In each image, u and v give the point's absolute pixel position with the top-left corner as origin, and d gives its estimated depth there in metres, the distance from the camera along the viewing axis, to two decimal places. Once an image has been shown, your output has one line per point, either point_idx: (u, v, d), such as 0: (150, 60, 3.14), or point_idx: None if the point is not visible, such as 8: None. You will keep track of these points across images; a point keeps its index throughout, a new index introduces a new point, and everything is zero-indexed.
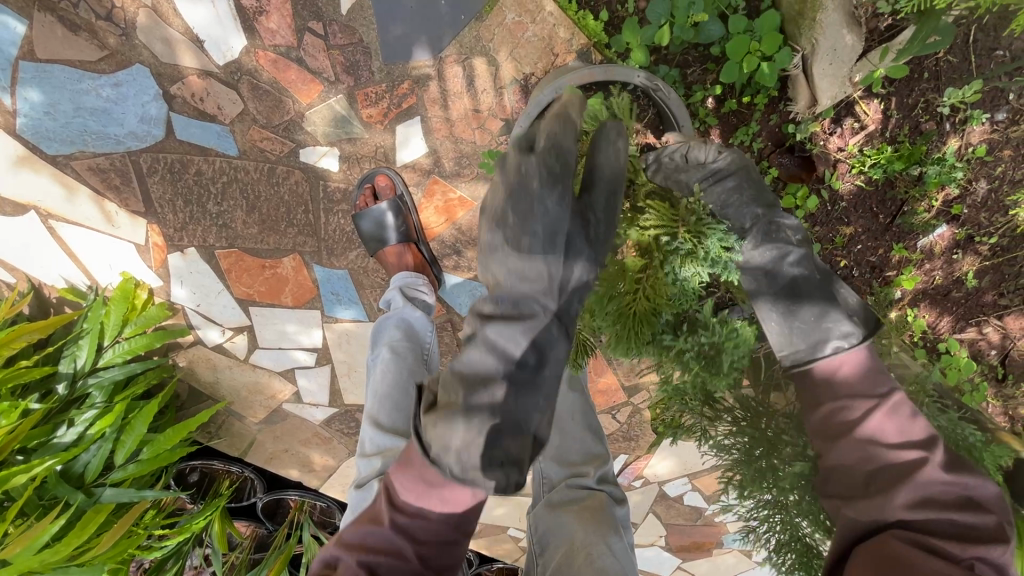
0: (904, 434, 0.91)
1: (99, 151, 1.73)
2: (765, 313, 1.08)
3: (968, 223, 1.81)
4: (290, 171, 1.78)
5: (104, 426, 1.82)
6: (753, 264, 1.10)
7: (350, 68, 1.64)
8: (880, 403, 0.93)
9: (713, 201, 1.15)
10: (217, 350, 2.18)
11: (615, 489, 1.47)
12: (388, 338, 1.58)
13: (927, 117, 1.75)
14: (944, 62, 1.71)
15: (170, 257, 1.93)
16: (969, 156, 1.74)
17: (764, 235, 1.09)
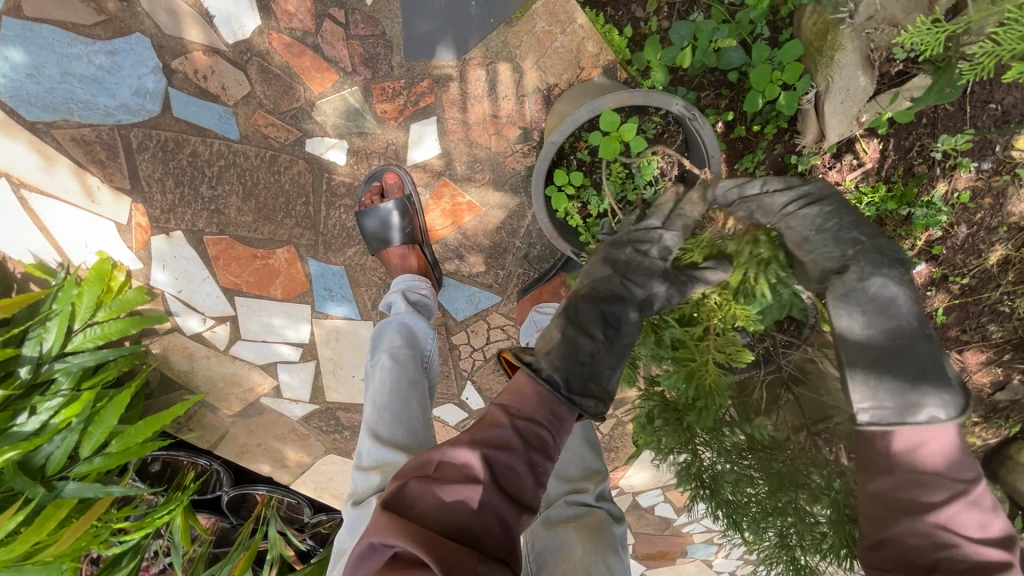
0: (983, 528, 0.90)
1: (85, 121, 1.61)
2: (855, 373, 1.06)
3: (945, 263, 1.85)
4: (293, 161, 1.70)
5: (70, 416, 1.70)
6: (849, 320, 1.07)
7: (368, 61, 1.58)
8: (965, 492, 0.93)
9: (800, 227, 1.15)
10: (195, 338, 2.07)
11: (612, 507, 1.44)
12: (388, 343, 1.52)
13: (920, 161, 1.76)
14: (941, 109, 1.70)
15: (154, 239, 1.81)
16: (953, 201, 1.77)
17: (860, 288, 1.07)
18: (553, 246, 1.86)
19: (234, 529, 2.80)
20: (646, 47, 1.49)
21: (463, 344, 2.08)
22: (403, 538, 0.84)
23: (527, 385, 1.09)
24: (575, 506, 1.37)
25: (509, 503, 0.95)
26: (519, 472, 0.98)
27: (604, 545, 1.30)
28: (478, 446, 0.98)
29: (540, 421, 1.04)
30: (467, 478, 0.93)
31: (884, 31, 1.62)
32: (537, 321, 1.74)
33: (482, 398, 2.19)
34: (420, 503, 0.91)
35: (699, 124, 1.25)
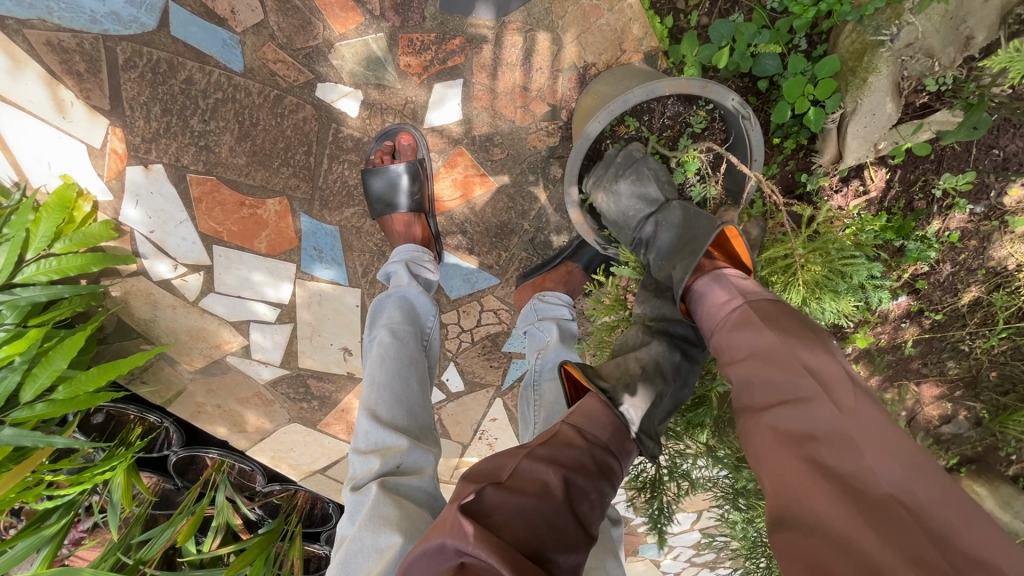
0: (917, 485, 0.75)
1: (66, 24, 1.41)
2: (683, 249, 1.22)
3: (924, 298, 1.88)
4: (300, 105, 1.56)
5: (13, 354, 1.52)
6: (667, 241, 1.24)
7: (399, 7, 1.46)
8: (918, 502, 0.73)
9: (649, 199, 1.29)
10: (162, 285, 1.89)
11: (610, 507, 1.46)
12: (387, 319, 1.49)
13: (921, 197, 1.79)
14: (949, 148, 1.72)
15: (130, 169, 1.63)
16: (943, 239, 1.80)
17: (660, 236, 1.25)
18: (561, 234, 1.80)
19: (177, 491, 2.62)
20: (683, 41, 1.44)
21: (452, 323, 2.00)
22: (487, 551, 0.76)
23: (599, 407, 1.06)
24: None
25: (580, 534, 0.89)
26: (590, 498, 0.94)
27: (602, 547, 1.30)
28: (557, 462, 0.93)
29: (610, 451, 1.01)
30: (546, 493, 0.88)
31: (919, 61, 1.62)
32: (539, 309, 1.67)
33: (462, 381, 2.11)
34: (499, 511, 0.84)
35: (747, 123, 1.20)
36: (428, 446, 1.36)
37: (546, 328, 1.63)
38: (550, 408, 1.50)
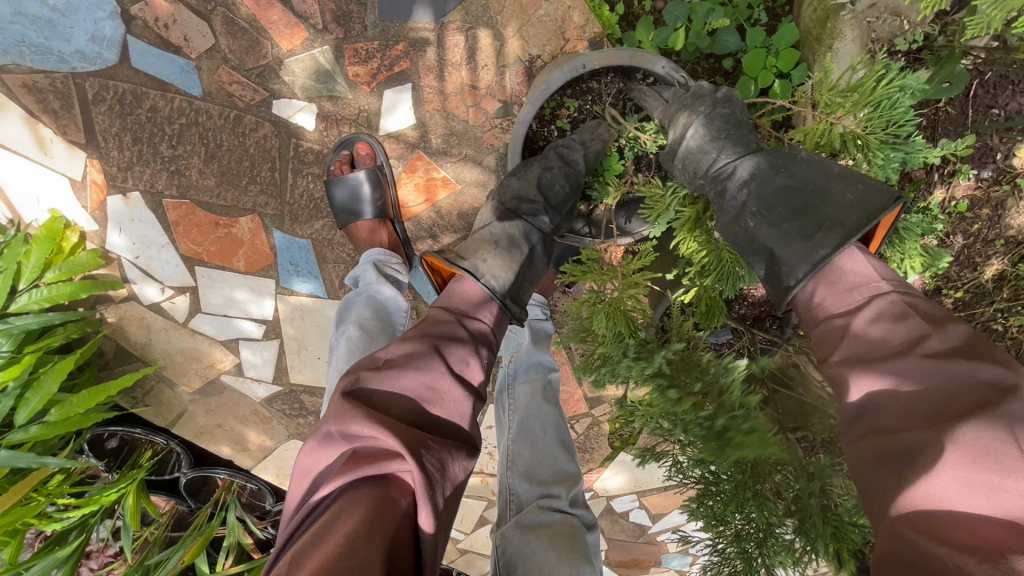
0: (887, 339, 0.77)
1: (38, 66, 1.51)
2: (833, 222, 0.89)
3: (938, 274, 1.74)
4: (258, 123, 1.61)
5: (6, 380, 1.60)
6: (832, 218, 0.90)
7: (341, 19, 1.50)
8: (919, 356, 0.73)
9: (774, 186, 0.97)
10: (153, 308, 1.97)
11: (586, 512, 1.35)
12: (357, 316, 1.48)
13: (918, 164, 1.65)
14: (943, 112, 1.58)
15: (110, 199, 1.72)
16: (951, 210, 1.65)
17: (833, 219, 0.89)
18: None
19: (191, 513, 2.67)
20: (638, 27, 1.42)
21: None
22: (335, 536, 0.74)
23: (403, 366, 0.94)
24: (547, 511, 1.27)
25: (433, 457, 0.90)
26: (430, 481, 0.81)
27: (578, 556, 1.19)
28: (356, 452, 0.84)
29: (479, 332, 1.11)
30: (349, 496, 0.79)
31: (885, 21, 1.53)
32: None
33: None
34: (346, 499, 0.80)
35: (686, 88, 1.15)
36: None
37: (518, 331, 1.60)
38: (523, 411, 1.45)
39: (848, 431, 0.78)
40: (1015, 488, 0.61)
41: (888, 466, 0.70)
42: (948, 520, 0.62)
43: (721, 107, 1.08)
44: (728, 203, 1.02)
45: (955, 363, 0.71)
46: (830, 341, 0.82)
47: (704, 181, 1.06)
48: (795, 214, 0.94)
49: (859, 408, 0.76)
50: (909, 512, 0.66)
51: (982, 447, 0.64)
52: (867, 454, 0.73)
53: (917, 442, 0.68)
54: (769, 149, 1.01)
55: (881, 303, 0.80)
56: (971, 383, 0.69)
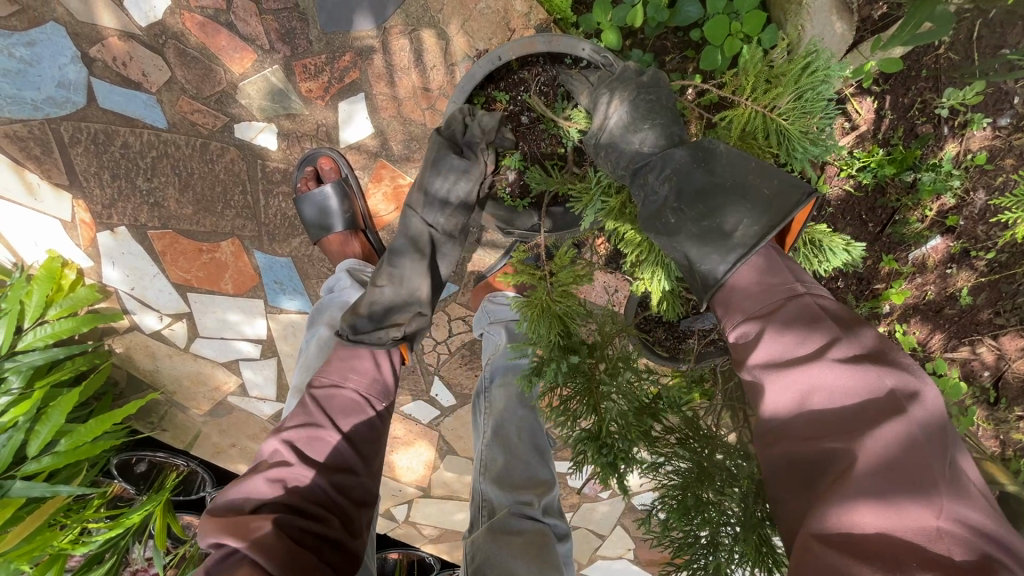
0: (798, 345, 0.82)
1: (16, 116, 1.60)
2: (748, 215, 0.97)
3: (964, 236, 1.55)
4: (224, 148, 1.65)
5: (17, 415, 1.69)
6: (745, 214, 0.97)
7: (286, 37, 1.51)
8: (831, 364, 0.78)
9: (695, 183, 1.03)
10: (155, 336, 2.03)
11: (559, 522, 1.33)
12: (329, 316, 1.48)
13: (923, 119, 1.48)
14: (944, 59, 1.43)
15: (100, 235, 1.80)
16: (967, 164, 1.47)
17: (748, 213, 0.97)
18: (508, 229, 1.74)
19: None
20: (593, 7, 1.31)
21: (425, 338, 2.03)
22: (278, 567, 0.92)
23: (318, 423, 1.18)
24: (519, 518, 1.24)
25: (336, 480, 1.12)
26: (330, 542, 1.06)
27: (548, 566, 1.17)
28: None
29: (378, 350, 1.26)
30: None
31: None
32: (490, 312, 1.63)
33: (453, 395, 2.14)
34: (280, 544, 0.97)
35: (613, 69, 1.19)
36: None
37: (496, 332, 1.58)
38: (500, 414, 1.46)
39: (767, 438, 0.83)
40: (918, 497, 0.67)
41: (805, 473, 0.76)
42: (857, 530, 0.67)
43: (646, 92, 1.12)
44: (650, 197, 1.06)
45: (863, 370, 0.76)
46: (748, 345, 0.89)
47: (627, 174, 1.11)
48: (710, 210, 1.00)
49: (778, 418, 0.82)
50: (824, 522, 0.70)
51: (886, 457, 0.70)
52: (782, 463, 0.79)
53: (829, 452, 0.74)
54: (694, 144, 1.06)
55: (793, 308, 0.86)
56: (878, 393, 0.74)
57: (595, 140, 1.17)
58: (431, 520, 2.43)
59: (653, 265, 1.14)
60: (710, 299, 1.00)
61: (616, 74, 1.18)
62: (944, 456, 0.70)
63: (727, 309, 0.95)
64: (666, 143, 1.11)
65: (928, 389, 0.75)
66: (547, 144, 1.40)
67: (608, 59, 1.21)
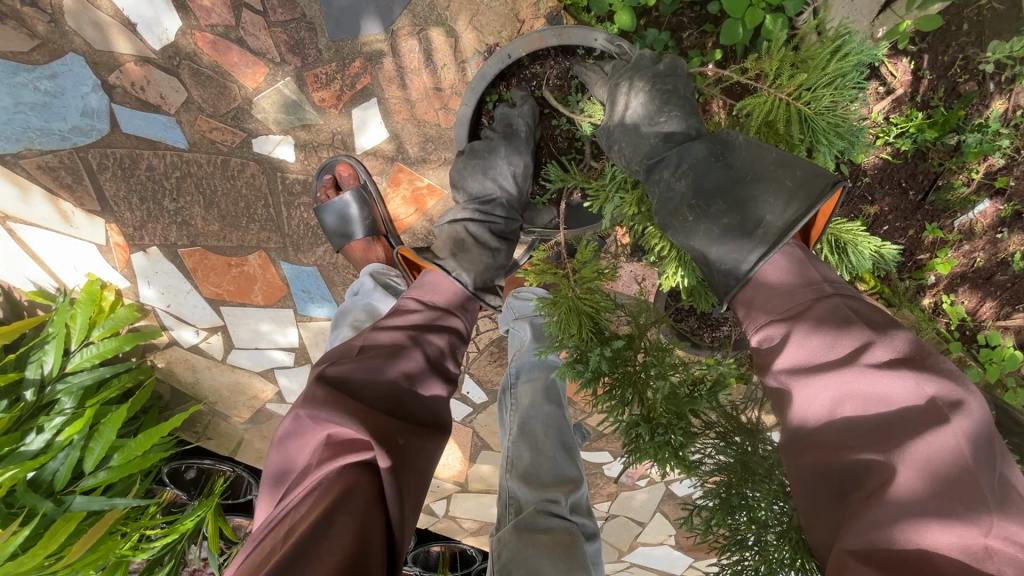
0: (828, 349, 0.79)
1: (46, 148, 1.64)
2: (774, 208, 0.92)
3: (1016, 197, 1.43)
4: (244, 163, 1.66)
5: (72, 433, 1.77)
6: (769, 208, 0.93)
7: (295, 48, 1.51)
8: (864, 369, 0.75)
9: (716, 176, 0.99)
10: (193, 350, 2.08)
11: (587, 521, 1.32)
12: (352, 318, 1.44)
13: (966, 77, 1.37)
14: (988, 9, 1.34)
15: (134, 257, 1.85)
16: (1017, 120, 1.37)
17: (773, 206, 0.93)
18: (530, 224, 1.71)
19: None
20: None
21: None
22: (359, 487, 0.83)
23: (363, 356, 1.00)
24: (546, 516, 1.24)
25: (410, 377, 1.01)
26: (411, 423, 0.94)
27: (576, 566, 1.16)
28: (329, 441, 0.89)
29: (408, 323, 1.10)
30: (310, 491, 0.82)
31: None
32: (514, 308, 1.61)
33: (483, 391, 2.15)
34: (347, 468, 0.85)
35: (628, 59, 1.16)
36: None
37: (520, 328, 1.56)
38: (526, 411, 1.45)
39: (794, 447, 0.80)
40: (966, 514, 0.63)
41: (838, 486, 0.73)
42: (895, 547, 0.65)
43: (662, 81, 1.09)
44: (666, 191, 1.03)
45: (900, 375, 0.73)
46: (772, 348, 0.86)
47: (643, 168, 1.08)
48: (733, 204, 0.96)
49: (805, 427, 0.79)
50: (860, 539, 0.67)
51: (928, 472, 0.66)
52: (811, 474, 0.76)
53: (865, 464, 0.71)
54: (713, 136, 1.03)
55: (823, 309, 0.83)
56: (918, 400, 0.71)
57: (608, 132, 1.14)
58: (470, 513, 2.46)
59: (676, 260, 1.11)
60: (731, 298, 0.96)
61: (631, 63, 1.14)
62: (991, 468, 0.67)
63: (750, 308, 0.92)
64: (682, 135, 1.07)
65: (972, 396, 0.71)
66: (562, 141, 1.38)
67: (622, 49, 1.17)
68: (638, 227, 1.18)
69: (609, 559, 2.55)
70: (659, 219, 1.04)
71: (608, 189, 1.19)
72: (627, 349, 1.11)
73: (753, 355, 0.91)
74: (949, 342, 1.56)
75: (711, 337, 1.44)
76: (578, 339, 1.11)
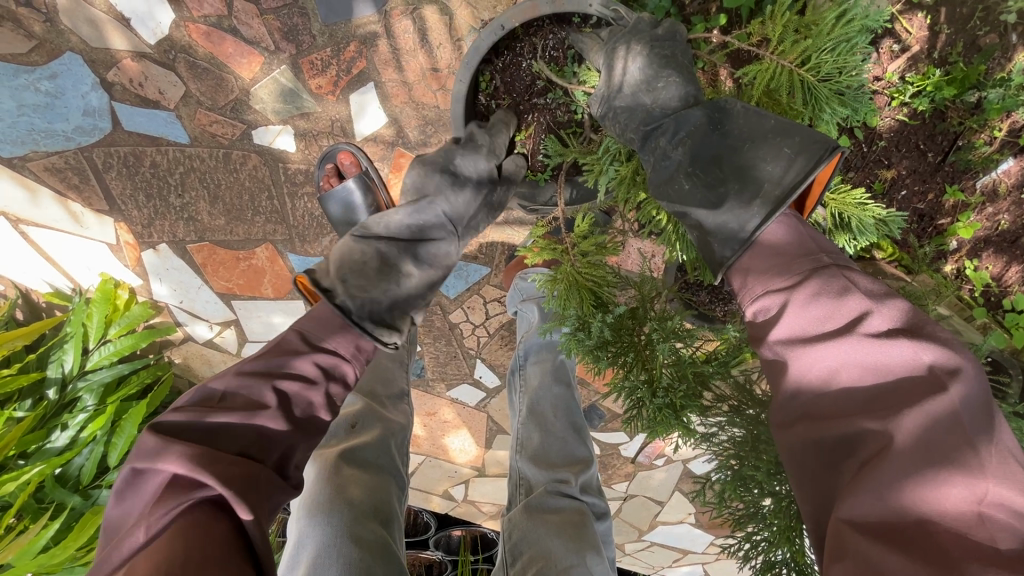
0: (825, 318, 0.76)
1: (51, 149, 1.65)
2: (774, 172, 0.89)
3: None
4: (246, 156, 1.66)
5: (95, 429, 1.82)
6: (768, 173, 0.89)
7: (289, 35, 1.49)
8: (864, 339, 0.72)
9: (713, 144, 0.96)
10: (208, 345, 2.10)
11: (596, 501, 1.31)
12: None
13: (986, 29, 1.31)
14: None
15: (144, 254, 1.87)
16: None
17: (774, 171, 0.89)
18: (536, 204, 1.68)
19: None
20: None
21: (463, 322, 2.03)
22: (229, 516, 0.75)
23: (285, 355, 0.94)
24: (555, 495, 1.23)
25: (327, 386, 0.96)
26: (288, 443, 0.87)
27: (584, 544, 1.16)
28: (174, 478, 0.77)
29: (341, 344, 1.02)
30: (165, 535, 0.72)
31: None
32: (522, 289, 1.60)
33: (496, 375, 2.14)
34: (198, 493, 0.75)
35: (625, 23, 1.11)
36: (386, 411, 1.36)
37: (527, 309, 1.56)
38: (535, 391, 1.44)
39: (787, 416, 0.77)
40: (969, 484, 0.60)
41: (832, 455, 0.71)
42: (895, 518, 0.62)
43: (660, 45, 1.04)
44: (662, 160, 1.00)
45: (898, 344, 0.70)
46: (768, 320, 0.83)
47: (639, 136, 1.05)
48: (728, 173, 0.92)
49: (798, 396, 0.76)
50: (856, 509, 0.65)
51: (928, 442, 0.63)
52: (804, 444, 0.74)
53: (860, 432, 0.68)
54: (710, 103, 0.99)
55: (820, 278, 0.80)
56: (916, 369, 0.68)
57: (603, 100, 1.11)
58: (489, 497, 2.48)
59: (675, 234, 1.09)
60: (727, 270, 0.93)
61: (628, 27, 1.09)
62: (992, 435, 0.64)
63: (746, 278, 0.88)
64: (680, 101, 1.03)
65: (971, 362, 0.68)
66: (561, 115, 1.36)
67: (619, 12, 1.13)
68: (636, 200, 1.15)
69: (629, 538, 2.56)
70: (652, 190, 1.01)
71: (602, 163, 1.16)
72: (631, 322, 1.08)
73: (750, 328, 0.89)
74: (973, 308, 1.50)
75: (723, 311, 1.41)
76: (581, 314, 1.10)
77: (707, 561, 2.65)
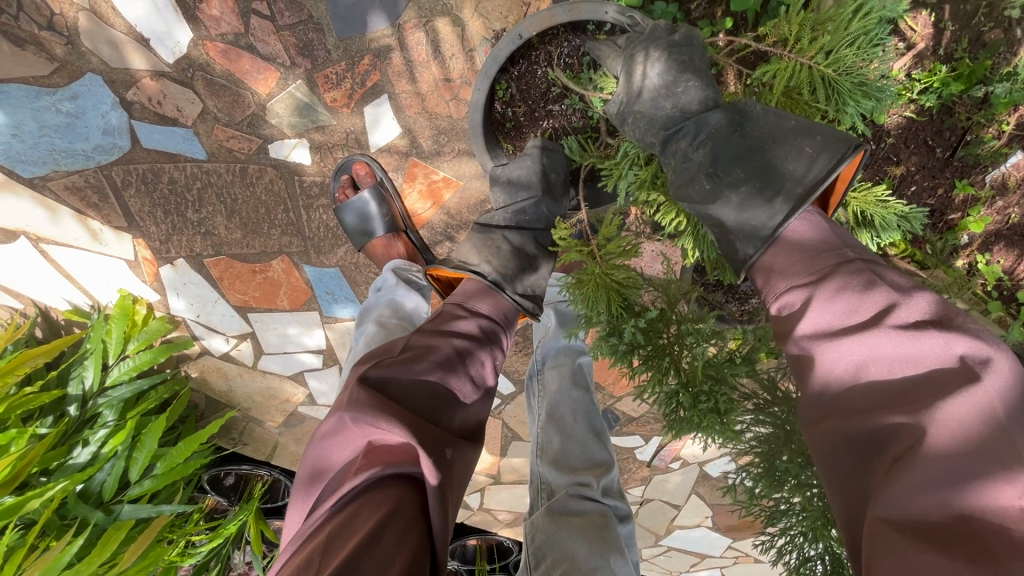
0: (852, 312, 0.77)
1: (71, 168, 1.68)
2: (799, 171, 0.91)
3: None
4: (262, 170, 1.68)
5: (116, 444, 1.83)
6: (792, 172, 0.91)
7: (304, 50, 1.52)
8: (892, 331, 0.72)
9: (735, 146, 0.98)
10: (225, 358, 2.12)
11: (619, 504, 1.32)
12: (376, 313, 1.46)
13: (991, 25, 1.32)
14: None
15: (162, 269, 1.89)
16: None
17: (798, 170, 0.91)
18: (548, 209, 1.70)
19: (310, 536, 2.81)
20: None
21: None
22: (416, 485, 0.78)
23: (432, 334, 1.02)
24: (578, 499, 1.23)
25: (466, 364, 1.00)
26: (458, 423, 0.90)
27: (609, 548, 1.16)
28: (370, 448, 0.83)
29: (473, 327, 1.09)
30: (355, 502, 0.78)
31: None
32: None
33: (510, 382, 2.15)
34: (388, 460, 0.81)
35: (641, 29, 1.14)
36: None
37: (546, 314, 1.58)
38: (555, 395, 1.44)
39: (815, 412, 0.78)
40: (1006, 477, 0.60)
41: (862, 449, 0.71)
42: (929, 512, 0.63)
43: (678, 50, 1.06)
44: (682, 162, 1.01)
45: (927, 336, 0.70)
46: (793, 315, 0.84)
47: (659, 139, 1.07)
48: (751, 173, 0.94)
49: (826, 392, 0.77)
50: (889, 503, 0.65)
51: (962, 436, 0.63)
52: (833, 439, 0.74)
53: (890, 427, 0.68)
54: (730, 105, 1.01)
55: (844, 273, 0.81)
56: (947, 361, 0.68)
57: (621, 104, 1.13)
58: (506, 504, 2.47)
59: (693, 236, 1.10)
60: (750, 267, 0.94)
61: (645, 34, 1.11)
62: None
63: (770, 275, 0.90)
64: (699, 105, 1.06)
65: (1004, 355, 0.68)
66: (576, 121, 1.38)
67: (636, 19, 1.15)
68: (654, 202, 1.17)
69: (646, 543, 2.55)
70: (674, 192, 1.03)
71: (622, 167, 1.18)
72: (657, 324, 1.09)
73: (774, 324, 0.89)
74: (987, 303, 1.50)
75: (739, 310, 1.42)
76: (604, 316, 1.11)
77: (725, 565, 2.63)
